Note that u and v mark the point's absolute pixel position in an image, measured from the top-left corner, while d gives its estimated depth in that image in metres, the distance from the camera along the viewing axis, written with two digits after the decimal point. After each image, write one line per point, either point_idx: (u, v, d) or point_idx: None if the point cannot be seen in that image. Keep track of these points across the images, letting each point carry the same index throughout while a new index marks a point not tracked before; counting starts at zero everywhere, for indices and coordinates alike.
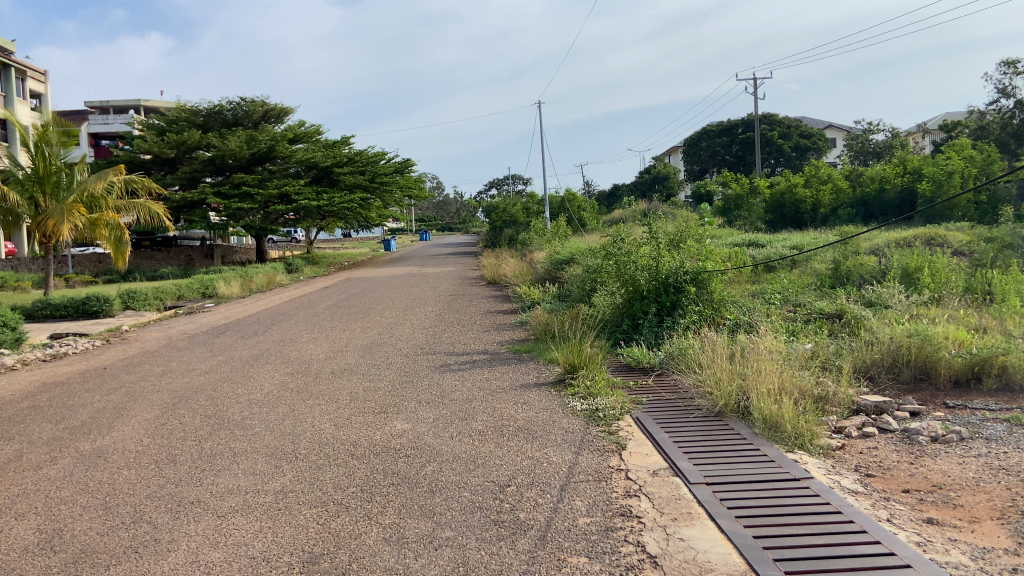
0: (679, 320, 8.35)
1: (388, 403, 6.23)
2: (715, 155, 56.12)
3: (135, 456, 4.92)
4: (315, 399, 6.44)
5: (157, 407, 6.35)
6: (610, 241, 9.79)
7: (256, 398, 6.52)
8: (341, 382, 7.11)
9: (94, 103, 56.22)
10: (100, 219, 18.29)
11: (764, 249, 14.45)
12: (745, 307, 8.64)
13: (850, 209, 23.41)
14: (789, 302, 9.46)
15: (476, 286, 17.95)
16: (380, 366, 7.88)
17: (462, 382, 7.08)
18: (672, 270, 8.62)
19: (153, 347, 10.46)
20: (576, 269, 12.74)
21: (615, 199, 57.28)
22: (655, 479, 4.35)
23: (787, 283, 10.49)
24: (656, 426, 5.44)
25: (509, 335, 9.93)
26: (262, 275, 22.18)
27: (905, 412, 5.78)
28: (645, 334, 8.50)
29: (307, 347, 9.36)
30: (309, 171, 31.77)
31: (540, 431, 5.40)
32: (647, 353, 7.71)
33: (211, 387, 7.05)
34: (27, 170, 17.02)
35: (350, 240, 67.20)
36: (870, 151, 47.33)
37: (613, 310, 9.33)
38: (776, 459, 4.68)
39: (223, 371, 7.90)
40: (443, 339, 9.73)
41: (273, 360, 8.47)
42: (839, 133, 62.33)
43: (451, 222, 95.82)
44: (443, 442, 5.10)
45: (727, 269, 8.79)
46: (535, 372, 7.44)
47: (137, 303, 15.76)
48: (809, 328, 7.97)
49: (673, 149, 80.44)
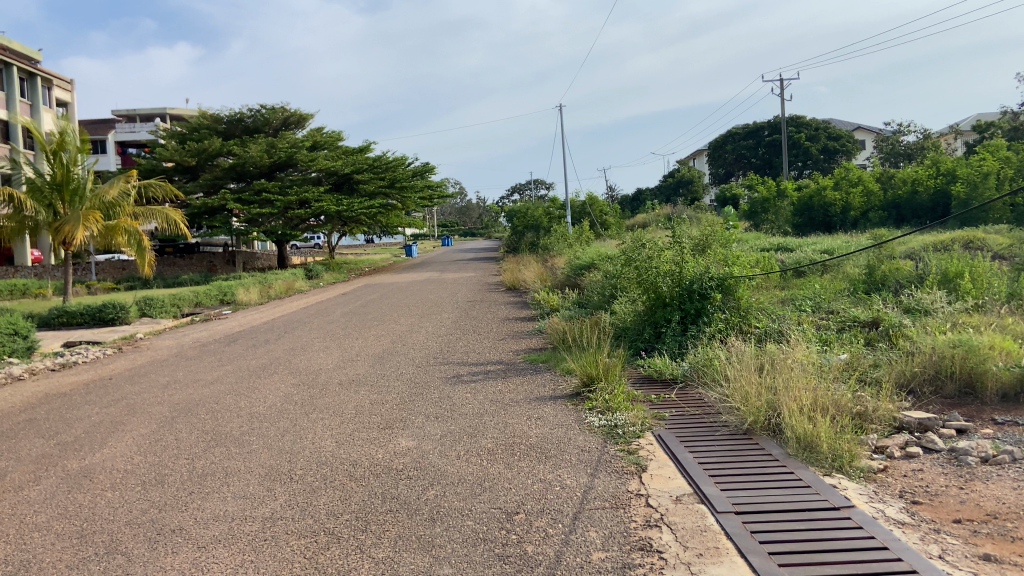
0: (705, 328, 7.92)
1: (396, 418, 5.89)
2: (741, 158, 55.44)
3: (121, 476, 4.62)
4: (320, 413, 6.12)
5: (154, 421, 6.06)
6: (632, 247, 9.41)
7: (259, 411, 6.22)
8: (348, 395, 6.79)
9: (122, 112, 57.19)
10: (118, 226, 18.20)
11: (793, 253, 13.98)
12: (775, 314, 8.23)
13: (881, 212, 22.82)
14: (821, 309, 9.03)
15: (496, 292, 17.63)
16: (390, 377, 7.57)
17: (474, 394, 6.74)
18: (697, 275, 8.21)
19: (164, 356, 10.25)
20: (596, 275, 12.38)
21: (638, 203, 56.82)
22: (679, 507, 3.96)
23: (819, 289, 10.04)
24: (680, 445, 5.06)
25: (527, 343, 9.58)
26: (282, 281, 22.06)
27: (953, 430, 5.33)
28: (668, 343, 8.09)
29: (318, 356, 9.06)
30: (330, 177, 31.68)
31: (554, 449, 5.04)
32: (669, 363, 7.31)
33: (214, 399, 6.77)
34: (44, 178, 17.07)
35: (373, 246, 67.44)
36: (901, 152, 46.41)
37: (636, 319, 8.96)
38: (813, 484, 4.27)
39: (228, 382, 7.62)
40: (458, 348, 9.39)
41: (281, 370, 8.18)
42: (868, 135, 61.28)
43: (474, 228, 95.91)
44: (450, 462, 4.75)
45: (754, 274, 8.37)
46: (552, 383, 7.07)
47: (153, 310, 15.64)
48: (843, 337, 7.54)
49: (697, 153, 79.64)
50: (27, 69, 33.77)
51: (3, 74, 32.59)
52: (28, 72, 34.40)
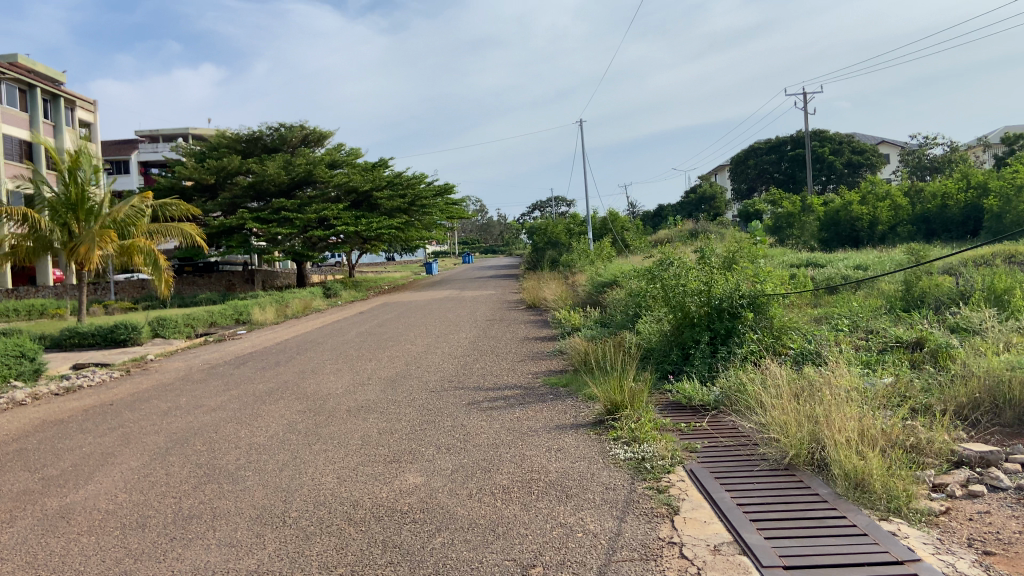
0: (736, 349, 7.42)
1: (404, 450, 5.44)
2: (763, 173, 54.80)
3: (101, 518, 4.23)
4: (324, 444, 5.69)
5: (147, 453, 5.67)
6: (657, 263, 8.95)
7: (259, 442, 5.81)
8: (355, 423, 6.35)
9: (145, 132, 58.01)
10: (133, 245, 18.04)
11: (823, 269, 13.45)
12: (811, 334, 7.71)
13: (909, 227, 22.18)
14: (859, 329, 8.48)
15: (515, 310, 17.22)
16: (401, 403, 7.13)
17: (489, 422, 6.28)
18: (727, 293, 7.73)
19: (170, 379, 9.91)
20: (619, 293, 11.92)
21: (660, 220, 56.32)
22: (718, 560, 3.47)
23: (856, 306, 9.50)
24: (716, 483, 4.56)
25: (546, 366, 9.11)
26: (298, 300, 21.81)
27: (1019, 464, 4.77)
28: (697, 365, 7.58)
29: (327, 380, 8.66)
30: (349, 195, 31.55)
31: (575, 487, 4.56)
32: (699, 388, 6.79)
33: (213, 428, 6.37)
34: (59, 197, 16.97)
35: (394, 264, 67.53)
36: (927, 166, 45.54)
37: (662, 339, 8.48)
38: (871, 532, 3.75)
39: (232, 408, 7.23)
40: (473, 370, 8.95)
41: (288, 395, 7.79)
42: (893, 149, 60.34)
43: (495, 245, 95.80)
44: (460, 503, 4.29)
45: (788, 290, 7.85)
46: (573, 410, 6.60)
47: (166, 331, 15.39)
48: (886, 359, 7.01)
49: (719, 168, 78.98)
50: (50, 91, 34.10)
51: (26, 96, 32.93)
52: (51, 94, 34.75)
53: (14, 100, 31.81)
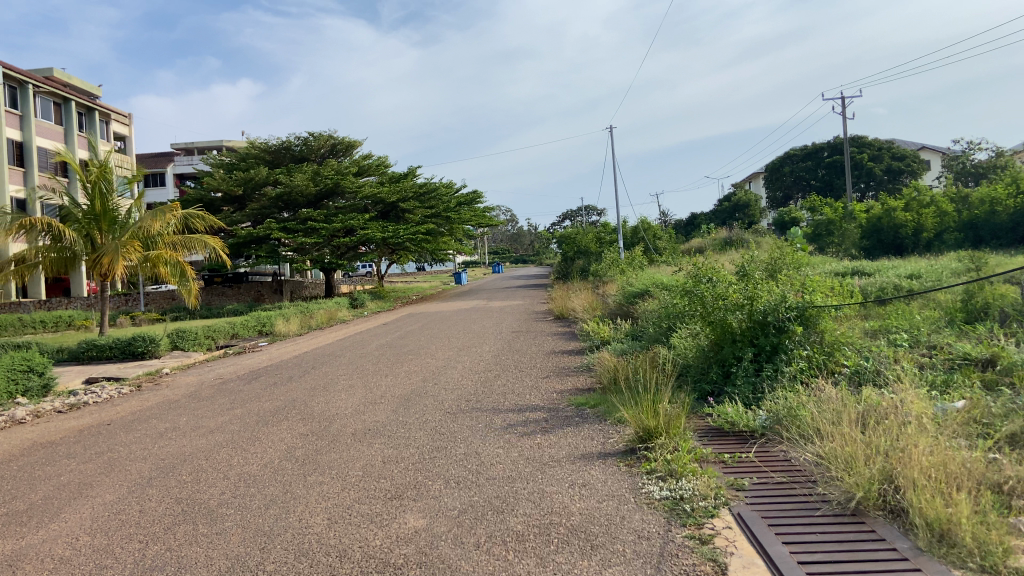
0: (783, 367, 6.68)
1: (409, 484, 4.81)
2: (799, 180, 53.57)
3: (51, 568, 3.68)
4: (319, 475, 5.08)
5: (126, 484, 5.13)
6: (692, 274, 8.26)
7: (250, 472, 5.24)
8: (359, 449, 5.75)
9: (180, 145, 58.71)
10: (159, 256, 17.61)
11: (871, 278, 12.59)
12: (868, 350, 6.93)
13: (957, 234, 21.16)
14: (920, 345, 7.65)
15: (543, 322, 16.55)
16: (412, 426, 6.52)
17: (506, 450, 5.61)
18: (771, 306, 7.00)
19: (177, 396, 9.42)
20: (651, 303, 11.22)
21: (693, 228, 55.39)
22: None
23: (912, 319, 8.69)
24: (770, 533, 3.83)
25: (572, 383, 8.43)
26: (323, 311, 21.38)
27: None
28: (740, 386, 6.84)
29: (338, 398, 8.09)
30: (377, 205, 31.23)
31: (601, 536, 3.87)
32: (743, 412, 6.06)
33: (206, 454, 5.82)
34: (83, 208, 16.77)
35: (423, 274, 67.34)
36: (972, 171, 44.06)
37: (699, 356, 7.75)
38: None
39: (232, 430, 6.69)
40: (494, 389, 8.29)
41: (293, 415, 7.23)
42: (934, 155, 58.67)
43: (526, 255, 95.17)
44: (463, 554, 3.64)
45: (840, 302, 7.09)
46: (601, 436, 5.93)
47: (185, 343, 14.99)
48: (955, 379, 6.22)
49: (753, 176, 77.64)
50: (85, 104, 34.37)
51: (61, 109, 33.19)
52: (85, 108, 35.04)
53: (49, 112, 32.04)
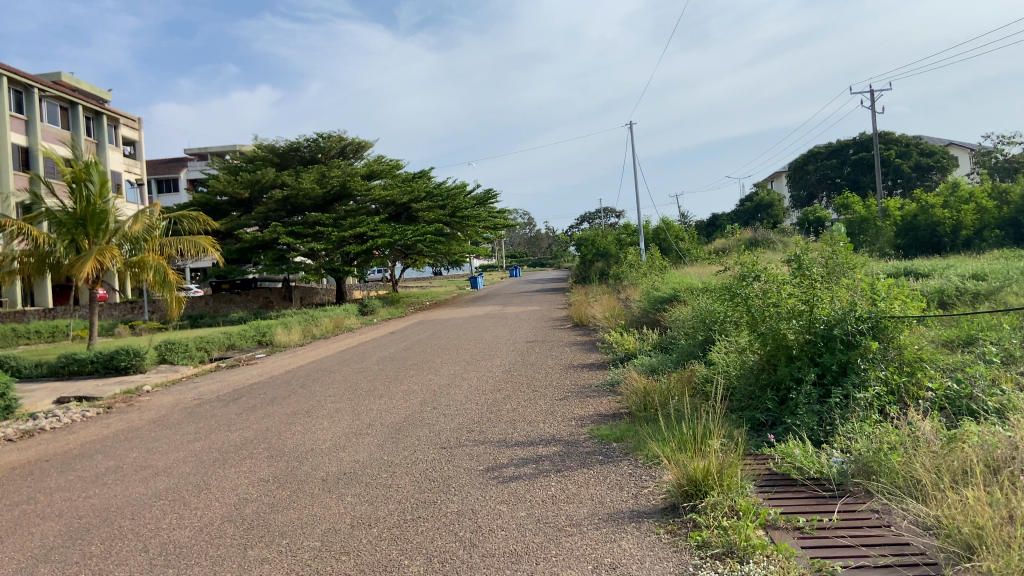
0: (857, 393, 5.38)
1: (377, 567, 3.57)
2: (824, 178, 51.94)
3: None
4: (263, 550, 3.84)
5: (15, 559, 3.97)
6: (736, 275, 6.99)
7: (179, 541, 4.03)
8: (323, 506, 4.52)
9: (195, 150, 58.20)
10: (142, 260, 16.20)
11: (930, 280, 11.19)
12: (957, 370, 5.59)
13: (998, 231, 19.74)
14: (1015, 360, 6.28)
15: (560, 330, 15.29)
16: (397, 470, 5.27)
17: (511, 508, 4.35)
18: (837, 316, 5.72)
19: (143, 420, 8.29)
20: (683, 309, 9.93)
21: (715, 229, 53.95)
22: None
23: (998, 325, 7.30)
24: None
25: (594, 408, 7.15)
26: (329, 318, 20.28)
27: None
28: (802, 416, 5.53)
29: (319, 428, 6.90)
30: (388, 207, 30.10)
31: None
32: (815, 455, 4.77)
33: (135, 511, 4.64)
34: (67, 211, 15.46)
35: (439, 279, 66.13)
36: (1006, 166, 42.19)
37: (747, 376, 6.46)
38: None
39: (181, 473, 5.51)
40: (503, 415, 7.03)
41: (261, 452, 6.04)
42: (964, 151, 56.67)
43: (544, 258, 93.77)
44: None
45: (923, 310, 5.75)
46: (635, 486, 4.67)
47: (174, 356, 13.92)
48: None
49: (776, 175, 75.64)
50: (94, 108, 33.57)
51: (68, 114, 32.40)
52: (93, 112, 34.25)
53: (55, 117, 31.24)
